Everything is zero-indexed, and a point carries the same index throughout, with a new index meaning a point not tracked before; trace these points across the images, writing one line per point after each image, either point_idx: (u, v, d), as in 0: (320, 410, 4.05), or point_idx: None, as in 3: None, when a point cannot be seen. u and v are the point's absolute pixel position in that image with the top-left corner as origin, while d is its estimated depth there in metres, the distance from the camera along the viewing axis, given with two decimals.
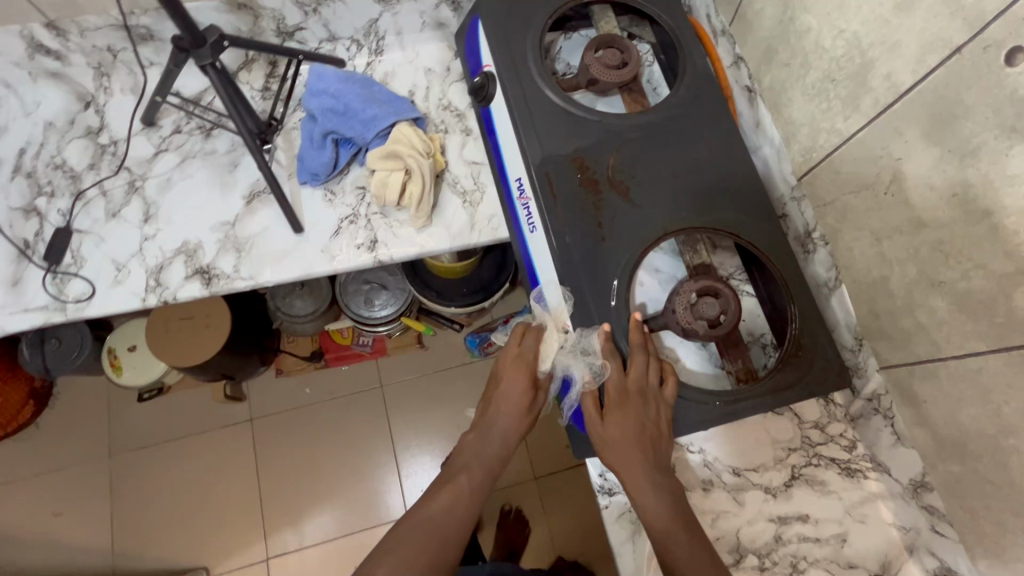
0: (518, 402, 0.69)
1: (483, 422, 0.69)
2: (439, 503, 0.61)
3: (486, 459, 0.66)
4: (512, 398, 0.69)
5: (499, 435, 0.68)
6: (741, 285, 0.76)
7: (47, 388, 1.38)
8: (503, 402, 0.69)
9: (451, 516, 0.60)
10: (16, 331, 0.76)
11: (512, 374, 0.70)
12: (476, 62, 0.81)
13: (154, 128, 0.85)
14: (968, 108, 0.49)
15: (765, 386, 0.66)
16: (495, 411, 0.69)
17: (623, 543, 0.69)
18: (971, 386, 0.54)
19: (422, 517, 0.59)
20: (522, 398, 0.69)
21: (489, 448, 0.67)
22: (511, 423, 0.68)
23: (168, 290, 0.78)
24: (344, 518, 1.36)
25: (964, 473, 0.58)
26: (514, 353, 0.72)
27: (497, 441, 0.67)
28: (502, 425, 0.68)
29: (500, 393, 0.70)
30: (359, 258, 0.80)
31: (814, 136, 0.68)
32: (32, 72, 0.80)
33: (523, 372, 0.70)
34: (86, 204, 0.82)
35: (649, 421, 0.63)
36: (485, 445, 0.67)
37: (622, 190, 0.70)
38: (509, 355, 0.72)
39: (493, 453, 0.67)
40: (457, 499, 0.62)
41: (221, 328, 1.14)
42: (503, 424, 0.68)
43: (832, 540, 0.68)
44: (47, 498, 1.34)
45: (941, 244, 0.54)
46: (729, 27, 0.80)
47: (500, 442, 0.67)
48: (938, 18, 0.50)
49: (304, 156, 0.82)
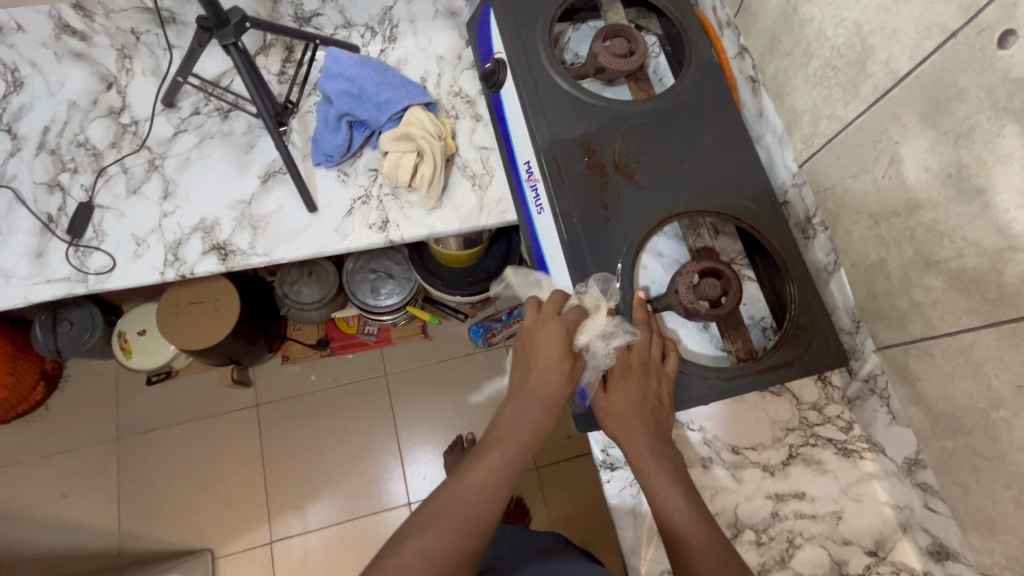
0: (552, 375, 0.66)
1: (516, 394, 0.67)
2: (471, 479, 0.60)
3: (521, 432, 0.64)
4: (547, 370, 0.66)
5: (534, 409, 0.65)
6: (742, 270, 0.78)
7: (58, 369, 1.40)
8: (536, 376, 0.67)
9: (485, 492, 0.58)
10: (41, 302, 0.79)
11: (544, 347, 0.67)
12: (487, 50, 0.84)
13: (174, 110, 0.88)
14: (962, 90, 0.51)
15: (765, 364, 0.67)
16: (529, 384, 0.67)
17: (624, 516, 0.71)
18: (963, 361, 0.56)
19: (454, 493, 0.58)
20: (557, 371, 0.66)
21: (524, 422, 0.64)
22: (546, 398, 0.65)
23: (186, 265, 0.80)
24: (347, 503, 1.38)
25: (957, 448, 0.60)
26: (543, 323, 0.69)
27: (532, 415, 0.65)
28: (536, 399, 0.65)
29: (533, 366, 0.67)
30: (371, 237, 0.83)
31: (815, 123, 0.70)
32: (58, 52, 0.83)
33: (557, 345, 0.67)
34: (107, 180, 0.84)
35: (650, 391, 0.65)
36: (520, 419, 0.65)
37: (627, 173, 0.72)
38: (538, 325, 0.69)
39: (528, 426, 0.64)
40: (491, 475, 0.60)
41: (233, 310, 1.16)
42: (537, 397, 0.66)
43: (828, 517, 0.70)
44: (57, 476, 1.36)
45: (935, 225, 0.56)
46: (734, 19, 0.82)
47: (536, 415, 0.65)
48: (934, 5, 0.52)
49: (319, 138, 0.84)
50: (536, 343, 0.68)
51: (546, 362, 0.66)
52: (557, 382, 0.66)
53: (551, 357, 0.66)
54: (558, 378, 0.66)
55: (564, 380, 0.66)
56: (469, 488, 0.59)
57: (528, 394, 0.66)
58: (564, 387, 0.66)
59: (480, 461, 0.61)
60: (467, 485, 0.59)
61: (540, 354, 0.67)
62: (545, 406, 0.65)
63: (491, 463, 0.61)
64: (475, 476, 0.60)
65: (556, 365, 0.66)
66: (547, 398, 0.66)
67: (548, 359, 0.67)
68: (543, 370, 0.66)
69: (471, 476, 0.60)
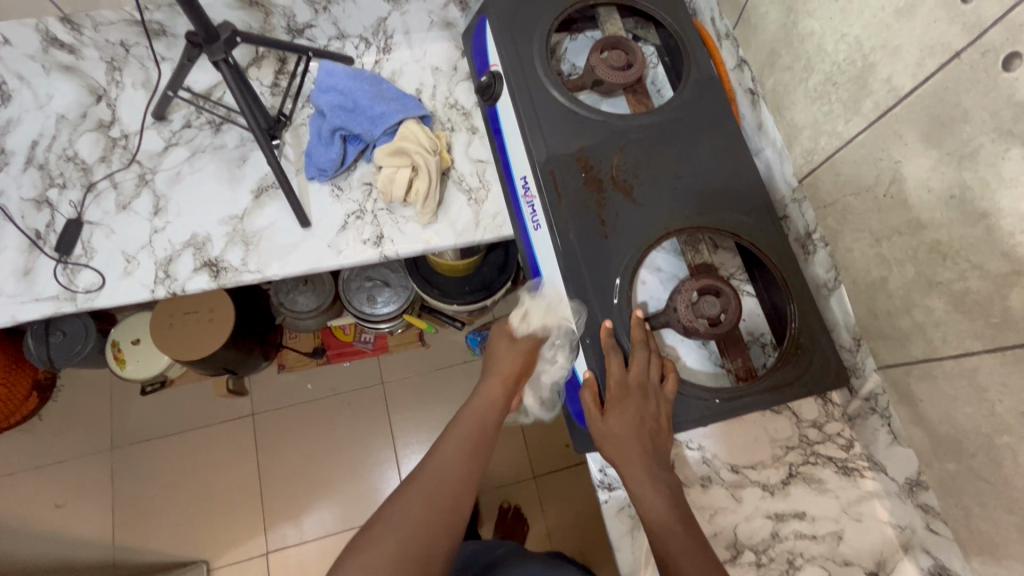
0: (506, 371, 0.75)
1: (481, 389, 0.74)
2: (435, 463, 0.64)
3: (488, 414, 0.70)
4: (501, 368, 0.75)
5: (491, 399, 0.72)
6: (741, 285, 0.77)
7: (51, 380, 1.39)
8: (494, 375, 0.75)
9: (448, 471, 0.63)
10: (28, 321, 0.78)
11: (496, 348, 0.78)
12: (483, 61, 0.83)
13: (165, 123, 0.87)
14: (966, 112, 0.50)
15: (764, 384, 0.66)
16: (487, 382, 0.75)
17: (621, 537, 0.70)
18: (966, 384, 0.55)
19: (418, 479, 0.62)
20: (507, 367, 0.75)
21: (483, 410, 0.71)
22: (502, 389, 0.73)
23: (177, 282, 0.79)
24: (343, 513, 1.37)
25: (960, 470, 0.59)
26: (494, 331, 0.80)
27: (489, 407, 0.71)
28: (491, 392, 0.73)
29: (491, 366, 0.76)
30: (365, 253, 0.82)
31: (815, 138, 0.69)
32: (45, 65, 0.82)
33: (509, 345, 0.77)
34: (96, 197, 0.83)
35: (649, 415, 0.64)
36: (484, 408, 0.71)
37: (625, 189, 0.71)
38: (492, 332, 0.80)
39: (487, 414, 0.71)
40: (455, 456, 0.65)
41: (225, 323, 1.15)
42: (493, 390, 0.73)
43: (828, 538, 0.69)
44: (50, 488, 1.34)
45: (938, 246, 0.55)
46: (732, 31, 0.81)
47: (492, 406, 0.72)
48: (937, 24, 0.51)
49: (312, 152, 0.83)
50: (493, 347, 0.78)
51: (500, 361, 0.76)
52: (510, 375, 0.75)
53: (506, 354, 0.76)
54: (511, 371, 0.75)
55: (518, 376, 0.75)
56: (432, 471, 0.63)
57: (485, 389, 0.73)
58: (517, 381, 0.75)
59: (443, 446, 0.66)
60: (430, 468, 0.63)
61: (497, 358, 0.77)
62: (500, 395, 0.73)
63: (453, 447, 0.66)
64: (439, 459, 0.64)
65: (508, 361, 0.76)
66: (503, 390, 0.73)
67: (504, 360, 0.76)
68: (498, 368, 0.75)
69: (434, 461, 0.64)
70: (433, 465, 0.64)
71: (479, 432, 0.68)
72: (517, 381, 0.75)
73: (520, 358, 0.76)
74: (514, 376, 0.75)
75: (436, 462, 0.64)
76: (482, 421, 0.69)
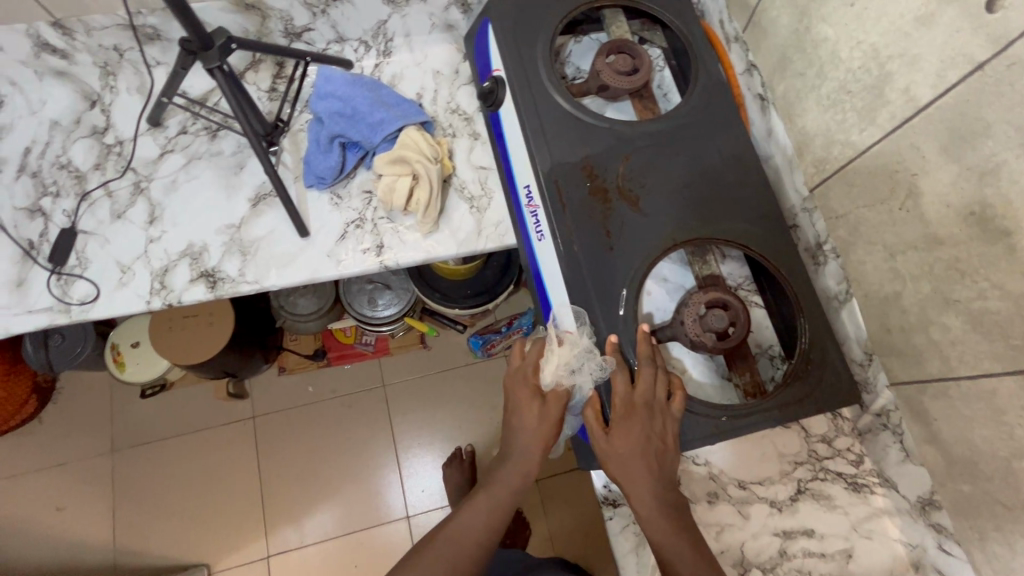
0: (534, 419, 0.68)
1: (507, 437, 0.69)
2: (454, 533, 0.63)
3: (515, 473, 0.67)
4: (529, 419, 0.68)
5: (520, 461, 0.67)
6: (749, 296, 0.75)
7: (51, 383, 1.38)
8: (522, 435, 0.68)
9: (468, 538, 0.63)
10: (23, 333, 0.76)
11: (522, 400, 0.69)
12: (485, 64, 0.81)
13: (160, 129, 0.85)
14: (988, 125, 0.48)
15: (774, 401, 0.65)
16: (514, 442, 0.68)
17: (626, 555, 0.69)
18: (984, 406, 0.53)
19: (433, 549, 0.62)
20: (535, 417, 0.68)
21: (507, 479, 0.67)
22: (531, 458, 0.67)
23: (173, 293, 0.78)
24: (344, 517, 1.36)
25: (974, 492, 0.57)
26: (517, 376, 0.70)
27: (514, 474, 0.67)
28: (518, 456, 0.67)
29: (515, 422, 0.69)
30: (365, 262, 0.80)
31: (828, 147, 0.67)
32: (38, 70, 0.80)
33: (539, 400, 0.68)
34: (91, 205, 0.82)
35: (655, 434, 0.62)
36: (511, 467, 0.67)
37: (631, 199, 0.69)
38: (516, 374, 0.70)
39: (509, 484, 0.67)
40: (477, 528, 0.64)
41: (223, 331, 1.13)
42: (520, 455, 0.67)
43: (837, 555, 0.67)
44: (49, 492, 1.34)
45: (956, 262, 0.53)
46: (742, 34, 0.79)
47: (519, 472, 0.67)
48: (959, 34, 0.49)
49: (310, 160, 0.81)
50: (522, 398, 0.69)
51: (525, 425, 0.68)
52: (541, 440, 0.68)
53: (535, 411, 0.68)
54: (541, 434, 0.68)
55: (547, 429, 0.68)
56: (448, 543, 0.62)
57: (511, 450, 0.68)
58: (548, 444, 0.68)
59: (464, 512, 0.65)
60: (448, 538, 0.63)
61: (522, 412, 0.68)
62: (530, 461, 0.67)
63: (470, 521, 0.64)
64: (458, 530, 0.63)
65: (539, 423, 0.68)
66: (532, 458, 0.67)
67: (532, 412, 0.68)
68: (523, 434, 0.68)
69: (452, 530, 0.64)
70: (445, 534, 0.64)
71: (501, 502, 0.66)
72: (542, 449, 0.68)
73: (552, 422, 0.68)
74: (544, 428, 0.68)
75: (456, 534, 0.63)
76: (504, 490, 0.66)
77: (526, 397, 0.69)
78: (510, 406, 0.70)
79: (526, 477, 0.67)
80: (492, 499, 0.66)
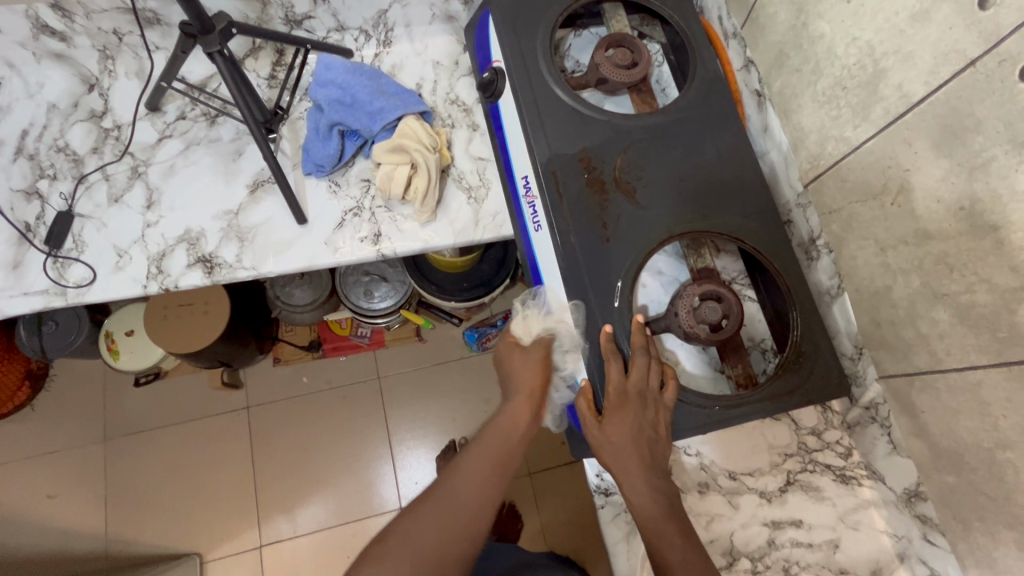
0: (525, 371, 0.71)
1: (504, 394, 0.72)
2: (449, 487, 0.63)
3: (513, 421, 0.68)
4: (520, 371, 0.71)
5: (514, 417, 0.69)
6: (743, 290, 0.76)
7: (44, 370, 1.37)
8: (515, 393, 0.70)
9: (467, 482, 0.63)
10: (16, 315, 0.76)
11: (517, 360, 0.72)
12: (485, 56, 0.81)
13: (159, 114, 0.85)
14: (979, 121, 0.49)
15: (764, 392, 0.66)
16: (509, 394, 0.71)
17: (617, 543, 0.70)
18: (970, 398, 0.55)
19: (435, 494, 0.63)
20: (526, 368, 0.71)
21: (505, 425, 0.68)
22: (526, 404, 0.69)
23: (170, 278, 0.78)
24: (337, 508, 1.36)
25: (959, 483, 0.58)
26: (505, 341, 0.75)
27: (511, 420, 0.68)
28: (509, 412, 0.69)
29: (510, 383, 0.72)
30: (362, 251, 0.80)
31: (822, 143, 0.68)
32: (36, 52, 0.80)
33: (528, 355, 0.72)
34: (88, 189, 0.82)
35: (647, 423, 0.63)
36: (509, 412, 0.69)
37: (627, 191, 0.69)
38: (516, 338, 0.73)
39: (508, 430, 0.68)
40: (470, 484, 0.63)
41: (220, 315, 1.13)
42: (514, 402, 0.70)
43: (824, 546, 0.68)
44: (40, 479, 1.33)
45: (944, 257, 0.54)
46: (740, 30, 0.80)
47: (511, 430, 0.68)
48: (953, 30, 0.50)
49: (309, 147, 0.82)
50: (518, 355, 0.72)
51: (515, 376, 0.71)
52: (531, 392, 0.70)
53: (528, 365, 0.71)
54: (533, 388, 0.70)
55: (538, 377, 0.70)
56: (450, 486, 0.63)
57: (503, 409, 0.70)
58: (538, 388, 0.70)
59: (458, 472, 0.65)
60: (441, 496, 0.62)
61: (514, 370, 0.72)
62: (522, 414, 0.69)
63: (470, 465, 0.65)
64: (452, 489, 0.63)
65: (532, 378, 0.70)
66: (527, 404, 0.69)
67: (520, 364, 0.71)
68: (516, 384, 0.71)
69: (454, 476, 0.64)
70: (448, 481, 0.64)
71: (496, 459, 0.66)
72: (538, 393, 0.70)
73: (540, 369, 0.70)
74: (536, 376, 0.70)
75: (456, 476, 0.64)
76: (501, 440, 0.67)
77: (514, 356, 0.72)
78: (502, 368, 0.74)
79: (524, 421, 0.69)
80: (485, 456, 0.66)
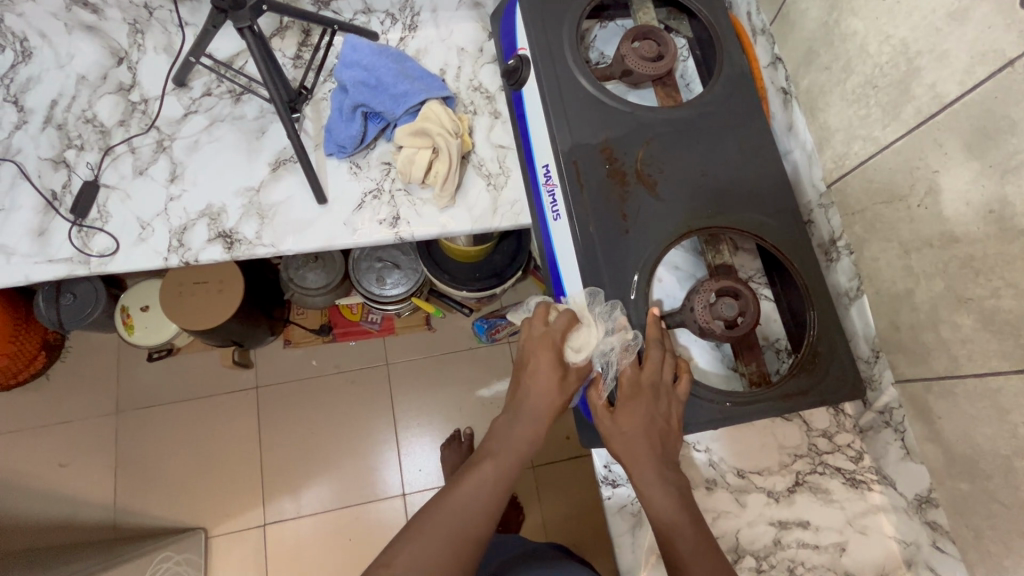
0: (547, 371, 0.66)
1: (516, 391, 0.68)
2: (462, 492, 0.60)
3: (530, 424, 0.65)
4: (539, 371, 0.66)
5: (521, 428, 0.65)
6: (760, 288, 0.75)
7: (59, 341, 1.40)
8: (527, 408, 0.66)
9: (482, 484, 0.60)
10: (43, 281, 0.78)
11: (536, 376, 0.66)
12: (510, 43, 0.81)
13: (185, 90, 0.86)
14: (1014, 123, 0.48)
15: (777, 390, 0.65)
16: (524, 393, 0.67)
17: (623, 534, 0.70)
18: (988, 404, 0.54)
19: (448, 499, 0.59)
20: (545, 371, 0.66)
21: (519, 430, 0.65)
22: (542, 410, 0.65)
23: (191, 252, 0.79)
24: (341, 490, 1.37)
25: (973, 491, 0.58)
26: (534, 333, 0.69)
27: (526, 428, 0.65)
28: (526, 415, 0.65)
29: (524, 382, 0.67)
30: (380, 233, 0.81)
31: (848, 143, 0.67)
32: (68, 23, 0.83)
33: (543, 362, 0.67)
34: (114, 160, 0.83)
35: (659, 415, 0.63)
36: (526, 414, 0.65)
37: (648, 183, 0.69)
38: (533, 338, 0.68)
39: (521, 436, 0.65)
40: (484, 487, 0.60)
41: (234, 292, 1.14)
42: (530, 406, 0.66)
43: (831, 548, 0.68)
44: (53, 448, 1.36)
45: (971, 261, 0.53)
46: (769, 26, 0.79)
47: (515, 444, 0.64)
48: (991, 30, 0.49)
49: (332, 128, 0.82)
50: (531, 363, 0.67)
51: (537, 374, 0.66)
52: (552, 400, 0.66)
53: (544, 377, 0.66)
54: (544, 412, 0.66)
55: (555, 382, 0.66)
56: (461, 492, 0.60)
57: (505, 422, 0.66)
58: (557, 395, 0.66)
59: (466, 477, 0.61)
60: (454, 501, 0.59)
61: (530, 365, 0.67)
62: (534, 424, 0.65)
63: (480, 476, 0.61)
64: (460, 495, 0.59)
65: (549, 395, 0.66)
66: (542, 410, 0.65)
67: (541, 364, 0.67)
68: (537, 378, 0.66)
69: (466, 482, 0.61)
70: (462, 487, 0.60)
71: (503, 470, 0.62)
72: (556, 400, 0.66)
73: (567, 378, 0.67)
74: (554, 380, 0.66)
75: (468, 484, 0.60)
76: (514, 444, 0.64)
77: (539, 352, 0.67)
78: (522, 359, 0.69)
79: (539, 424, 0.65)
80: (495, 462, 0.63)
